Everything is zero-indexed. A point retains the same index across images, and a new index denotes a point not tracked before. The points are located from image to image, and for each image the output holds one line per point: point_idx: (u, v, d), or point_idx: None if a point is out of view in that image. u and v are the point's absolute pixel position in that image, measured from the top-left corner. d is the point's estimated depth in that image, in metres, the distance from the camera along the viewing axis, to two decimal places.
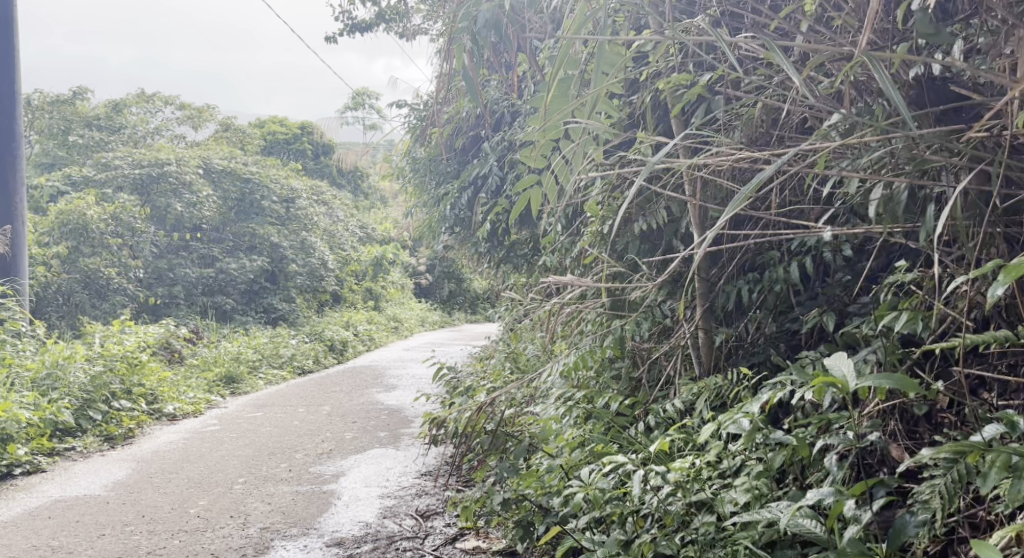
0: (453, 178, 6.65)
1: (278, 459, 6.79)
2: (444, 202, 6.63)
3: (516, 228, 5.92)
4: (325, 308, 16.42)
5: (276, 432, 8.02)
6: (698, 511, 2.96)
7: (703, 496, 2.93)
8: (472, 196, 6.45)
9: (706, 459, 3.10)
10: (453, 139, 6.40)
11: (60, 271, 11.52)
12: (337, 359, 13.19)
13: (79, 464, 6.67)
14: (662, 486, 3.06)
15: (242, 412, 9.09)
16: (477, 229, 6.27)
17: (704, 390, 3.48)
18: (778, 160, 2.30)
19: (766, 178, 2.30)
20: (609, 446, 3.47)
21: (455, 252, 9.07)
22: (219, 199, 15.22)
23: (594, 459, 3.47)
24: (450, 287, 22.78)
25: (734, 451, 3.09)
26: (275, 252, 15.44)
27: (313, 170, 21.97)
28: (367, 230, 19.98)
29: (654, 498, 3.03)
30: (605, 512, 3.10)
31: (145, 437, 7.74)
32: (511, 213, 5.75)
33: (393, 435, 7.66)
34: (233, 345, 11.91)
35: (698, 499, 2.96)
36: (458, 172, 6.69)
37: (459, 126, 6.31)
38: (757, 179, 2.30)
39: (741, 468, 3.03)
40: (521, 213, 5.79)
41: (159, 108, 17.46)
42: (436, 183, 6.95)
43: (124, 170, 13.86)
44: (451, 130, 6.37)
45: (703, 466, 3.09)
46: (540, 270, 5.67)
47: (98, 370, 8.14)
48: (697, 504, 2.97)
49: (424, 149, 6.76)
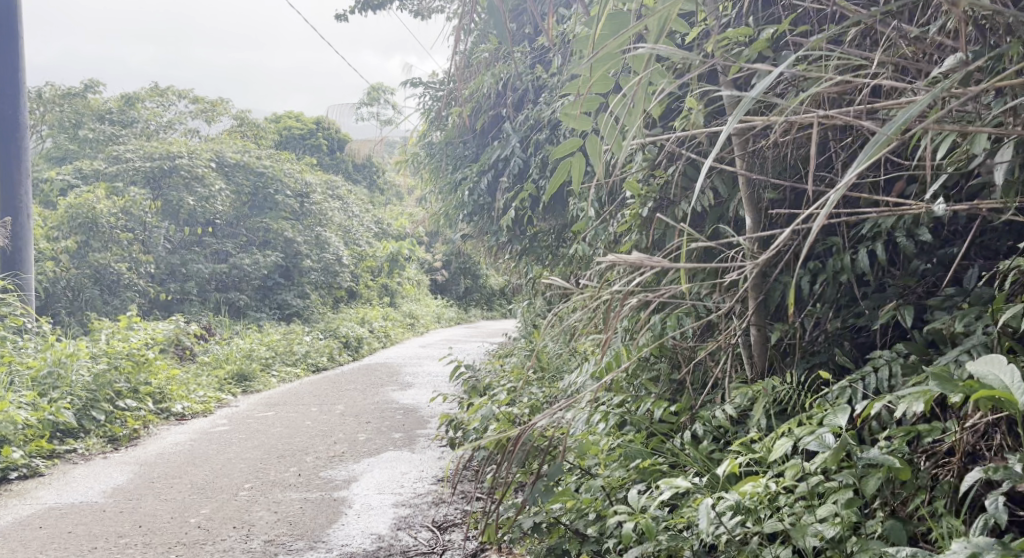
0: (474, 163, 6.27)
1: (288, 461, 6.43)
2: (463, 187, 6.24)
3: (542, 215, 5.56)
4: (341, 304, 16.06)
5: (287, 432, 7.67)
6: (773, 543, 2.60)
7: (781, 527, 2.57)
8: (492, 181, 6.09)
9: (780, 483, 2.73)
10: (475, 120, 6.06)
11: (69, 266, 11.20)
12: (352, 357, 12.84)
13: (78, 468, 6.33)
14: (728, 514, 2.69)
15: (253, 411, 8.76)
16: (500, 217, 5.89)
17: (759, 395, 3.10)
18: (928, 94, 1.97)
19: (915, 113, 1.96)
20: (657, 463, 3.09)
21: (475, 243, 8.71)
22: (232, 193, 14.90)
23: (640, 477, 3.11)
24: (466, 283, 22.40)
25: (810, 472, 2.74)
26: (290, 247, 15.10)
27: (328, 165, 21.63)
28: (382, 225, 19.63)
29: (721, 528, 2.65)
30: (661, 544, 2.72)
31: (151, 438, 7.41)
32: (537, 198, 5.39)
33: (409, 436, 7.31)
34: (245, 342, 11.57)
35: (774, 530, 2.60)
36: (478, 156, 6.33)
37: (480, 105, 5.96)
38: (907, 115, 1.95)
39: (821, 492, 2.67)
40: (548, 199, 5.44)
41: (172, 102, 17.15)
42: (453, 168, 6.58)
43: (135, 163, 13.54)
44: (472, 110, 6.02)
45: (776, 491, 2.72)
46: (567, 260, 5.30)
47: (103, 368, 7.81)
48: (772, 536, 2.61)
49: (441, 132, 6.38)
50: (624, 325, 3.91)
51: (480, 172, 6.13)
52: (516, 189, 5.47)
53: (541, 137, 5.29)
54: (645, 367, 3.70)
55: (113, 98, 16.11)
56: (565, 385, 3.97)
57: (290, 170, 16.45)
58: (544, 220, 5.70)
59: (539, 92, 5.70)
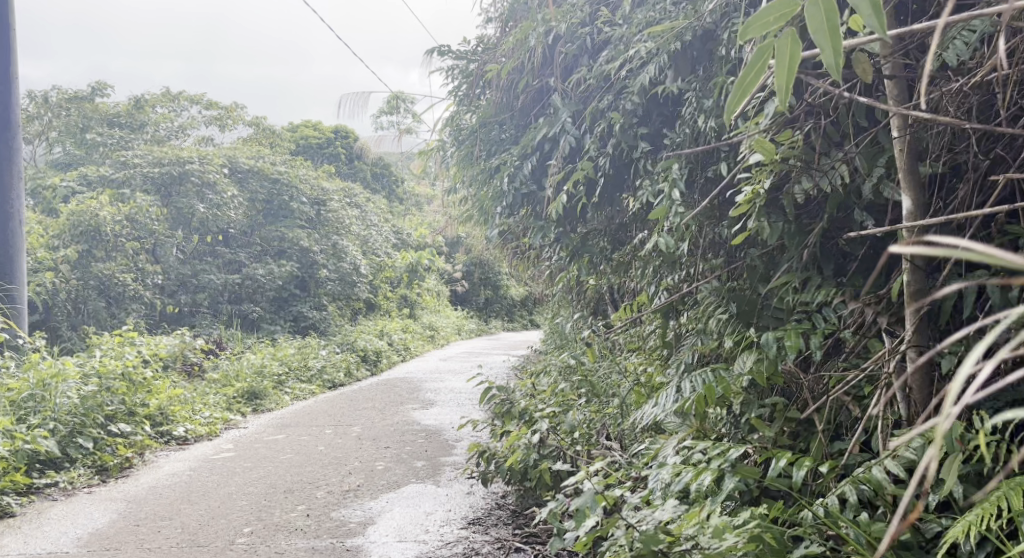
0: (516, 143, 5.48)
1: (295, 498, 5.59)
2: (502, 174, 5.39)
3: (597, 205, 4.85)
4: (359, 316, 15.24)
5: (297, 460, 6.84)
6: None
7: None
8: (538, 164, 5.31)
9: None
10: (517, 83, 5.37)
11: (70, 278, 10.41)
12: (370, 372, 12.04)
13: (55, 506, 5.56)
14: None
15: (262, 434, 7.95)
16: (548, 207, 5.10)
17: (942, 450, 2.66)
18: None
19: None
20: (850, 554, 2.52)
21: (508, 243, 7.97)
22: (246, 200, 14.13)
23: None
24: (486, 294, 21.60)
25: None
26: (306, 257, 14.32)
27: (347, 174, 20.85)
28: (401, 235, 18.85)
29: None
30: None
31: (146, 468, 6.64)
32: (596, 183, 4.70)
33: (432, 465, 6.50)
34: (258, 357, 10.75)
35: None
36: (518, 137, 5.58)
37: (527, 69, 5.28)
38: None
39: None
40: (607, 185, 4.74)
41: (184, 107, 16.39)
42: (487, 154, 5.75)
43: (144, 168, 12.74)
44: (512, 71, 5.34)
45: None
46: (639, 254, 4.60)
47: (92, 388, 7.06)
48: None
49: (477, 108, 5.63)
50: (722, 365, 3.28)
51: (523, 154, 5.30)
52: (569, 170, 4.75)
53: (603, 105, 4.57)
54: (749, 402, 3.27)
55: (123, 101, 15.35)
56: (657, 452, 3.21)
57: (307, 177, 15.68)
58: (600, 210, 4.93)
59: (598, 51, 5.00)
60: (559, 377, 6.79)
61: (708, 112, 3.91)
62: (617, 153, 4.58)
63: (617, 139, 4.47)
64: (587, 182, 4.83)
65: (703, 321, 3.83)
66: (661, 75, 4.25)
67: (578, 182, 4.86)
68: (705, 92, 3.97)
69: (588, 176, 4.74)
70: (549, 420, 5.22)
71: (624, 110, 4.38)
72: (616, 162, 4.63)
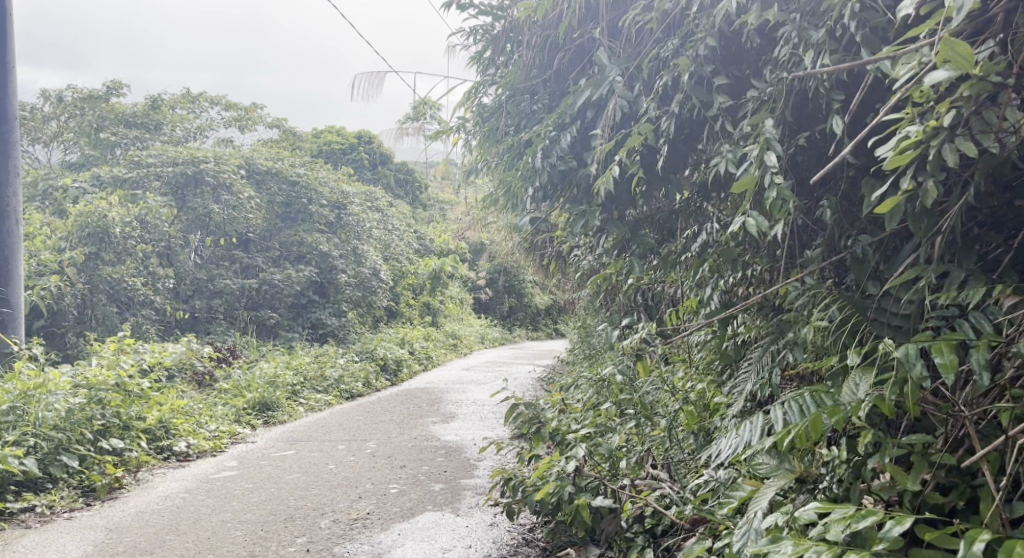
0: (549, 114, 4.77)
1: (296, 529, 4.94)
2: (534, 149, 4.59)
3: (658, 185, 4.20)
4: (380, 324, 14.68)
5: (303, 481, 6.18)
6: None
7: None
8: (583, 134, 4.52)
9: None
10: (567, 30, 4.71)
11: (77, 281, 9.77)
12: (390, 381, 11.40)
13: (27, 538, 4.95)
14: None
15: (269, 449, 7.29)
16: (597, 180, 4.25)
17: None
18: None
19: None
20: None
21: (544, 235, 7.31)
22: (265, 203, 13.54)
23: None
24: (510, 302, 20.98)
25: None
26: (325, 262, 13.72)
27: (370, 180, 20.27)
28: (424, 241, 18.22)
29: None
30: None
31: (138, 489, 6.03)
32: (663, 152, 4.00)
33: (451, 489, 5.81)
34: (272, 365, 10.11)
35: None
36: (556, 107, 4.90)
37: (578, 16, 4.67)
38: None
39: None
40: (670, 155, 4.06)
41: (204, 109, 15.81)
42: (518, 130, 5.06)
43: (157, 168, 12.06)
44: (562, 15, 4.70)
45: None
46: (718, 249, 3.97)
47: (80, 401, 6.41)
48: None
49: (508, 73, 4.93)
50: (811, 393, 2.88)
51: (559, 124, 4.54)
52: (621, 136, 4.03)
53: (671, 50, 3.93)
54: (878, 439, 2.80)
55: (139, 101, 14.78)
56: (766, 511, 2.83)
57: (326, 179, 14.93)
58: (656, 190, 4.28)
59: None
60: (592, 391, 6.14)
61: (812, 50, 3.27)
62: (686, 111, 3.93)
63: (689, 90, 3.80)
64: (646, 152, 4.15)
65: (803, 329, 3.38)
66: (747, 12, 3.65)
67: (632, 150, 4.14)
68: (810, 27, 3.34)
69: (646, 143, 4.07)
70: (586, 444, 4.56)
71: (695, 56, 3.74)
72: (681, 123, 3.95)
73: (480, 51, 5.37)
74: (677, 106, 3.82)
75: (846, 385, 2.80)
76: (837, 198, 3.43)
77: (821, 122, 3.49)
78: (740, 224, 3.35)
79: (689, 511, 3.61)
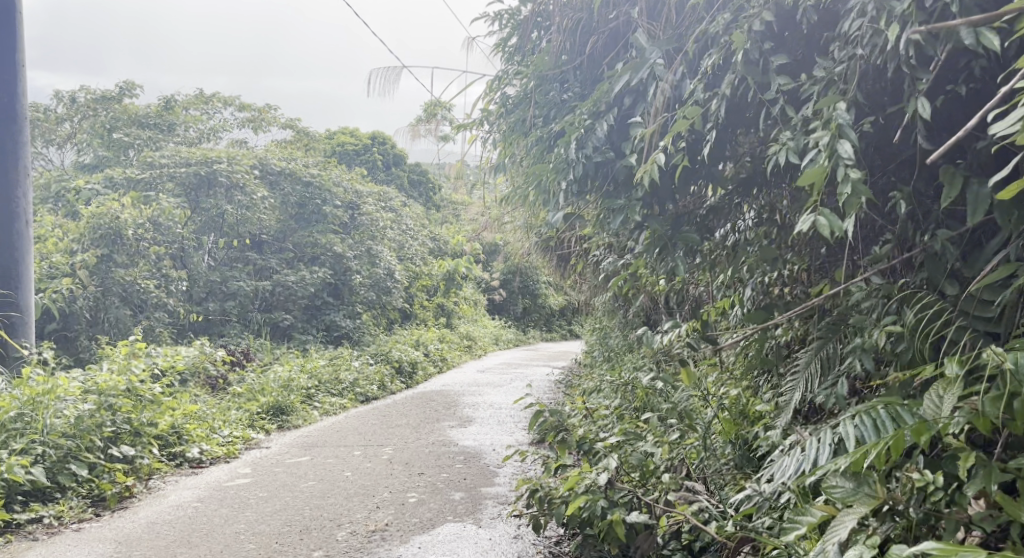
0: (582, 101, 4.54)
1: (312, 541, 4.73)
2: (566, 140, 4.33)
3: (703, 176, 3.95)
4: (394, 326, 14.49)
5: (318, 489, 5.96)
6: None
7: None
8: (622, 120, 4.29)
9: None
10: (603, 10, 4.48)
11: (89, 284, 9.59)
12: (405, 384, 11.20)
13: (33, 550, 4.77)
14: None
15: (284, 456, 7.08)
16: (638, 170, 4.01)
17: None
18: None
19: None
20: None
21: (569, 233, 7.07)
22: (278, 203, 13.35)
23: None
24: (524, 304, 20.78)
25: None
26: (339, 263, 13.53)
27: (383, 180, 20.09)
28: (438, 242, 18.02)
29: None
30: None
31: (148, 498, 5.84)
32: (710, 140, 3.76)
33: (472, 498, 5.60)
34: (286, 368, 9.92)
35: None
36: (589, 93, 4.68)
37: None
38: None
39: None
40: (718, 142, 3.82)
41: (217, 109, 15.66)
42: (547, 121, 4.82)
43: (171, 168, 11.86)
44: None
45: None
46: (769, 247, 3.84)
47: (90, 407, 6.23)
48: None
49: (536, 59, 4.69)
50: (893, 409, 2.77)
51: (594, 113, 4.30)
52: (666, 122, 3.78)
53: (722, 25, 3.68)
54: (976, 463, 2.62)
55: (151, 101, 14.64)
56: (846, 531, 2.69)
57: (340, 179, 14.72)
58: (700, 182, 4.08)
59: None
60: (618, 395, 5.92)
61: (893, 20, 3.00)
62: (737, 95, 3.70)
63: (743, 69, 3.55)
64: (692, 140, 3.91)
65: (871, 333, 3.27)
66: None
67: (677, 137, 3.90)
68: None
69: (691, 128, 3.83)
70: (616, 453, 4.34)
71: (749, 32, 3.50)
72: (730, 106, 3.71)
73: (505, 38, 5.16)
74: (729, 88, 3.57)
75: (928, 398, 2.70)
76: (908, 189, 3.21)
77: (892, 105, 3.25)
78: (810, 224, 3.08)
79: (728, 527, 3.40)
